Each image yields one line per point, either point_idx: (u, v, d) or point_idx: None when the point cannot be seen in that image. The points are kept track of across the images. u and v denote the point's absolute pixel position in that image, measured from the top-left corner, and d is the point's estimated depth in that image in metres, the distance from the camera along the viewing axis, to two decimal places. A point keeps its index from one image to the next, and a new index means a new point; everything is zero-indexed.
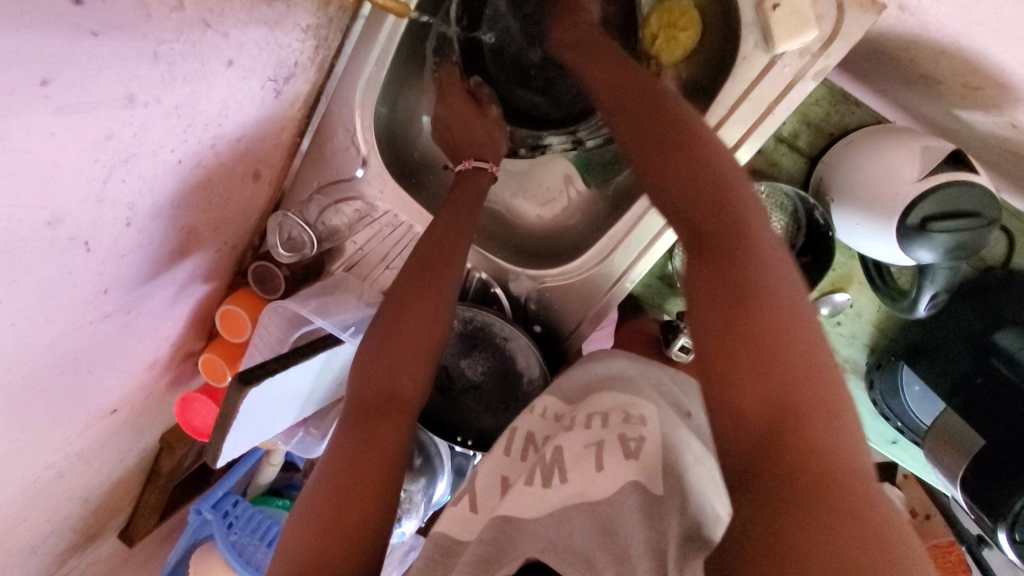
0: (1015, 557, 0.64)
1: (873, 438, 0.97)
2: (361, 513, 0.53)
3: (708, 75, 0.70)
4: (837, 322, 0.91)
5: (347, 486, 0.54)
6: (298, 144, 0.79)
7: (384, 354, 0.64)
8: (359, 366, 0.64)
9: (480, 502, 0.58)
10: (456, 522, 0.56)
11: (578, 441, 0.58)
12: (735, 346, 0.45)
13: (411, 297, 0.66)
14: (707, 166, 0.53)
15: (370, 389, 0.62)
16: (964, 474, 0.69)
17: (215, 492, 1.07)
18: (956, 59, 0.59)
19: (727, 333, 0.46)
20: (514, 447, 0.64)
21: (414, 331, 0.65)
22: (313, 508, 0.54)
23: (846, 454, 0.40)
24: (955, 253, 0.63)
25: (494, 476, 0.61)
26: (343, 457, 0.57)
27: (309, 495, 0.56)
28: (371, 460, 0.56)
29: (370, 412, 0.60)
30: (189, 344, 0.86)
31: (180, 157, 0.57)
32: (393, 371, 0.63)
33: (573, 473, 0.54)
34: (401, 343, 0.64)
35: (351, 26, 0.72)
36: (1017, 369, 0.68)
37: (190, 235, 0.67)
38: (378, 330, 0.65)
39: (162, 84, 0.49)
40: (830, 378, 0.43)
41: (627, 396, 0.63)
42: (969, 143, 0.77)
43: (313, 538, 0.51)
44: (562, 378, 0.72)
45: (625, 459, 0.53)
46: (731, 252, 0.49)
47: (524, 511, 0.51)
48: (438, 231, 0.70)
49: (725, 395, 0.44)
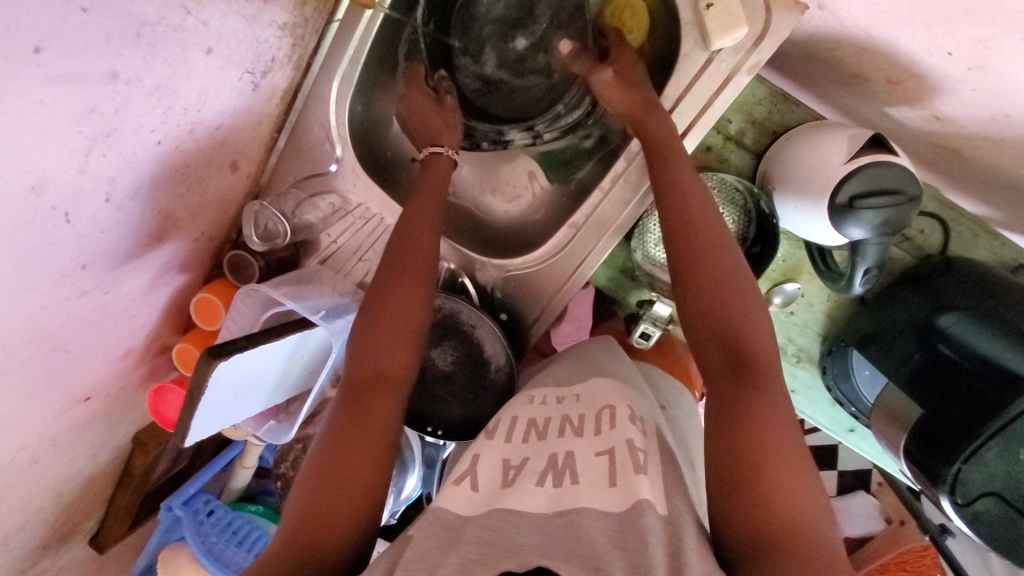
0: (961, 525, 0.66)
1: (831, 427, 1.02)
2: (355, 490, 0.55)
3: (656, 71, 0.76)
4: (790, 312, 0.96)
5: (340, 464, 0.56)
6: (275, 140, 0.83)
7: (371, 336, 0.66)
8: (352, 346, 0.67)
9: (483, 482, 0.58)
10: (461, 499, 0.56)
11: (590, 449, 0.58)
12: (746, 468, 0.51)
13: (395, 283, 0.69)
14: (720, 307, 0.61)
15: (361, 367, 0.65)
16: (908, 444, 0.72)
17: (186, 490, 1.07)
18: (875, 54, 0.65)
19: (741, 453, 0.52)
20: (516, 434, 0.64)
21: (403, 314, 0.67)
22: (311, 472, 0.56)
23: (835, 553, 0.47)
24: (883, 231, 0.68)
25: (494, 459, 0.61)
26: (336, 435, 0.59)
27: (302, 473, 0.57)
28: (363, 435, 0.59)
29: (362, 385, 0.63)
30: (165, 337, 0.88)
31: (159, 139, 0.60)
32: (382, 350, 0.66)
33: (587, 483, 0.54)
34: (391, 327, 0.67)
35: (326, 28, 0.78)
36: (955, 345, 0.71)
37: (168, 220, 0.70)
38: (366, 315, 0.68)
39: (144, 64, 0.53)
40: (809, 484, 0.51)
41: (626, 389, 0.67)
42: (902, 138, 0.84)
43: (312, 499, 0.54)
44: (557, 371, 0.77)
45: (637, 474, 0.53)
46: (750, 385, 0.57)
47: (535, 509, 0.52)
48: (411, 217, 0.74)
49: (738, 504, 0.50)
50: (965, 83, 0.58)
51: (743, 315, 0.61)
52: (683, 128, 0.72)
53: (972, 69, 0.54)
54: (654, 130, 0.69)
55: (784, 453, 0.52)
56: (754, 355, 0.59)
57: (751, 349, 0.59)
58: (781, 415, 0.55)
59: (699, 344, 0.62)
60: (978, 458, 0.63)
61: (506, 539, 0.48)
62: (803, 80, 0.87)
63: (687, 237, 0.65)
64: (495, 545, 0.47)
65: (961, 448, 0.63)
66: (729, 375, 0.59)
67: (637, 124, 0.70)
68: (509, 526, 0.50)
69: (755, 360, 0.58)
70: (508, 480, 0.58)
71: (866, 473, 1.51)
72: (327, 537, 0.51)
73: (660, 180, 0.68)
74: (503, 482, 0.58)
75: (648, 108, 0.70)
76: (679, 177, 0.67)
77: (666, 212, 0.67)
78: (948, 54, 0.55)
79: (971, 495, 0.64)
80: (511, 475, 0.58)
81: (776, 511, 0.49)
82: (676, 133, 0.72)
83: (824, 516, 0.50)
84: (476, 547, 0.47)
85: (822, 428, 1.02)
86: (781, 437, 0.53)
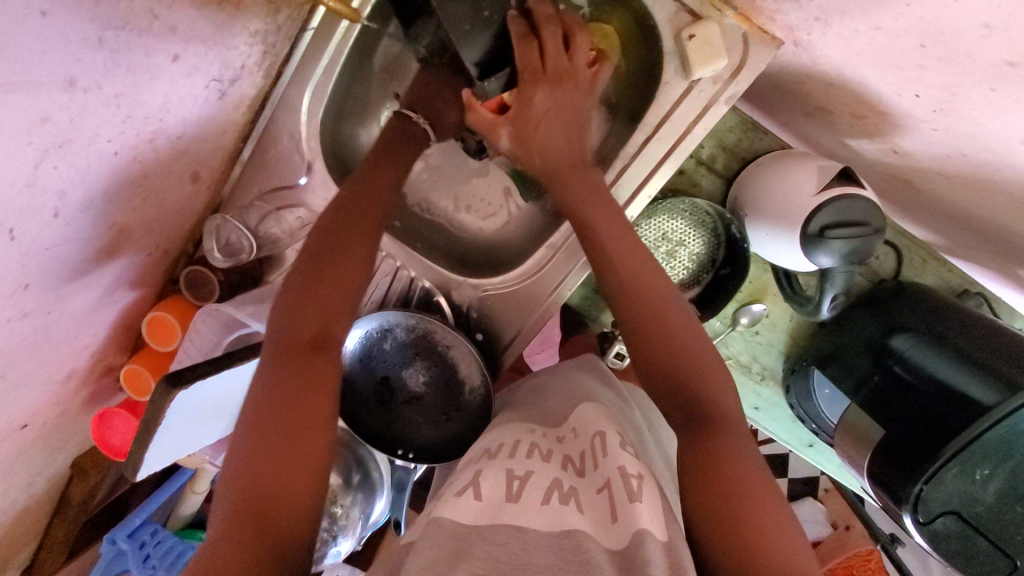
0: (924, 541, 0.69)
1: (792, 442, 1.05)
2: (304, 460, 0.54)
3: (636, 94, 0.77)
4: (755, 332, 0.99)
5: (287, 433, 0.55)
6: (239, 150, 0.79)
7: (309, 292, 0.62)
8: (284, 308, 0.62)
9: (485, 491, 0.55)
10: (464, 509, 0.52)
11: (589, 488, 0.58)
12: (720, 513, 0.53)
13: (336, 245, 0.64)
14: (667, 352, 0.63)
15: (299, 326, 0.60)
16: (872, 464, 0.75)
17: (132, 521, 0.99)
18: (844, 91, 0.67)
19: (712, 501, 0.54)
20: (519, 453, 0.62)
21: (347, 275, 0.64)
22: (252, 438, 0.55)
23: None
24: (849, 259, 0.72)
25: (496, 471, 0.58)
26: (277, 400, 0.56)
27: (241, 439, 0.55)
28: (310, 402, 0.57)
29: (301, 348, 0.59)
30: (111, 357, 0.81)
31: (115, 149, 0.56)
32: (321, 311, 0.62)
33: (588, 515, 0.53)
34: (332, 288, 0.63)
35: (299, 36, 0.74)
36: (910, 367, 0.74)
37: (121, 234, 0.65)
38: (305, 270, 0.63)
39: (104, 71, 0.48)
40: (784, 521, 0.53)
41: (609, 417, 0.67)
42: (860, 170, 0.89)
43: (257, 466, 0.53)
44: (541, 402, 0.77)
45: (633, 502, 0.52)
46: (707, 434, 0.59)
47: (536, 525, 0.50)
48: (361, 180, 0.69)
49: (720, 545, 0.51)
50: (928, 123, 0.61)
51: (693, 363, 0.63)
52: (662, 153, 0.73)
53: (936, 111, 0.57)
54: (571, 186, 0.68)
55: (752, 495, 0.54)
56: (707, 403, 0.61)
57: (703, 395, 0.61)
58: (745, 455, 0.57)
59: (648, 383, 0.65)
60: (937, 479, 0.66)
61: (514, 556, 0.46)
62: (770, 111, 0.91)
63: (635, 293, 0.65)
64: (501, 561, 0.45)
65: (922, 469, 0.66)
66: (690, 422, 0.61)
67: (553, 174, 0.69)
68: (518, 543, 0.47)
69: (709, 407, 0.61)
70: (512, 494, 0.55)
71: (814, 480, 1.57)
72: (282, 512, 0.51)
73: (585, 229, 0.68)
74: (508, 494, 0.55)
75: (564, 152, 0.68)
76: (603, 220, 0.67)
77: (598, 259, 0.67)
78: (915, 96, 0.57)
79: (932, 513, 0.67)
80: (515, 488, 0.56)
81: (757, 553, 0.50)
82: (655, 158, 0.73)
83: (801, 551, 0.51)
84: (481, 560, 0.45)
85: (784, 443, 1.05)
86: (752, 478, 0.55)
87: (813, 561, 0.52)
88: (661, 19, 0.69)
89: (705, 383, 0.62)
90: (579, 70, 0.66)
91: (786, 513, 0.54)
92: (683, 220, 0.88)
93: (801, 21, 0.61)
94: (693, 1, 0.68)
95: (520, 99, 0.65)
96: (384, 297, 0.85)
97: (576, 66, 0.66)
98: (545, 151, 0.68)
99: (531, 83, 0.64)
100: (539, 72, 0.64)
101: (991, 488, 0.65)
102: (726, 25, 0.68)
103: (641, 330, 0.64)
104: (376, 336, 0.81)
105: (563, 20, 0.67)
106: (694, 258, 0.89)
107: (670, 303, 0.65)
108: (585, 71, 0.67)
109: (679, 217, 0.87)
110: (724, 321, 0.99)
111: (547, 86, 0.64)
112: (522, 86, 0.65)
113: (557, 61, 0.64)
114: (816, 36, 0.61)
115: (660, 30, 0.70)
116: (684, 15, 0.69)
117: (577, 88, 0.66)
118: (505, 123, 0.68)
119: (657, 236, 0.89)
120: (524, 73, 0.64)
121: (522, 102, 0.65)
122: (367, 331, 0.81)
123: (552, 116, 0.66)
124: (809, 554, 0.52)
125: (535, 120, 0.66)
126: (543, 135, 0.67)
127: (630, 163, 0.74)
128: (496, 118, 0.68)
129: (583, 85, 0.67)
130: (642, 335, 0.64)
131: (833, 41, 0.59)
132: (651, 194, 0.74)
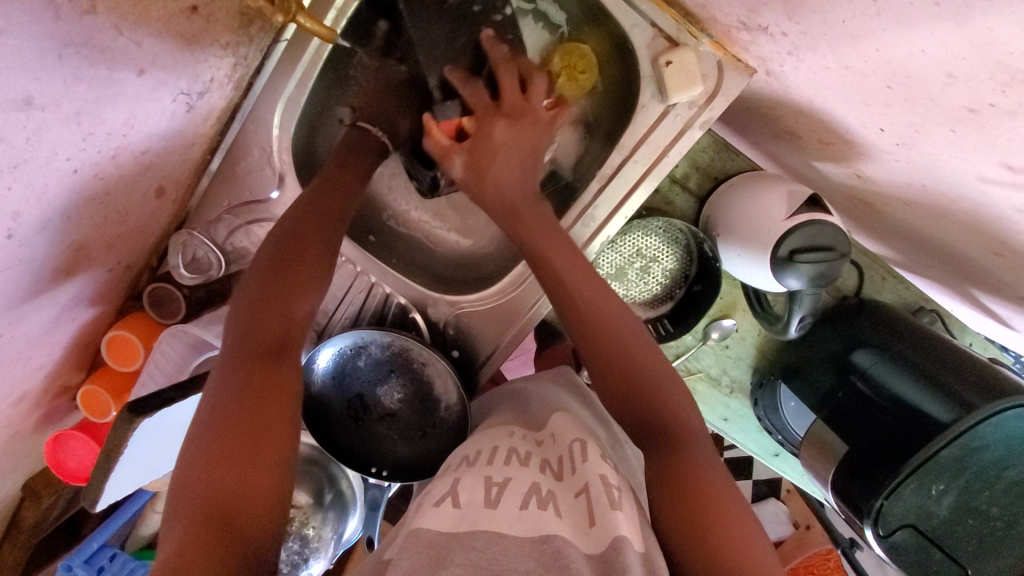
0: (882, 552, 0.72)
1: (758, 451, 1.08)
2: (268, 465, 0.53)
3: (615, 115, 0.78)
4: (725, 346, 1.02)
5: (248, 440, 0.52)
6: (207, 162, 0.76)
7: (268, 298, 0.60)
8: (239, 313, 0.60)
9: (464, 498, 0.55)
10: (442, 517, 0.52)
11: (567, 491, 0.57)
12: (690, 518, 0.54)
13: (295, 249, 0.63)
14: (628, 371, 0.64)
15: (253, 332, 0.58)
16: (834, 478, 0.77)
17: (89, 545, 0.96)
18: (813, 118, 0.69)
19: (678, 508, 0.55)
20: (497, 459, 0.62)
21: (306, 282, 0.62)
22: (206, 441, 0.52)
23: None
24: (817, 282, 0.74)
25: (474, 479, 0.58)
26: (236, 407, 0.54)
27: (192, 450, 0.52)
28: (269, 406, 0.55)
29: (260, 352, 0.58)
30: (67, 376, 0.78)
31: (75, 167, 0.53)
32: (279, 313, 0.60)
33: (567, 520, 0.53)
34: (291, 292, 0.61)
35: (272, 47, 0.72)
36: (873, 384, 0.77)
37: (80, 251, 0.62)
38: (262, 276, 0.61)
39: (64, 88, 0.46)
40: (746, 523, 0.55)
41: (581, 428, 0.68)
42: (824, 189, 0.92)
43: (213, 473, 0.50)
44: (519, 412, 0.77)
45: (613, 510, 0.53)
46: (675, 450, 0.60)
47: (517, 531, 0.50)
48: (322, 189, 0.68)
49: (688, 551, 0.52)
50: (891, 153, 0.63)
51: (660, 384, 0.64)
52: (641, 173, 0.74)
53: (900, 144, 0.59)
54: (524, 223, 0.66)
55: (718, 501, 0.55)
56: (672, 415, 0.63)
57: (665, 411, 0.63)
58: (709, 464, 0.59)
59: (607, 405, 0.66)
60: (897, 494, 0.69)
61: (495, 563, 0.46)
62: (741, 129, 0.93)
63: (596, 316, 0.65)
64: (482, 567, 0.45)
65: (883, 483, 0.69)
66: (651, 440, 0.63)
67: (506, 210, 0.66)
68: (499, 549, 0.47)
69: (673, 420, 0.62)
70: (491, 498, 0.54)
71: (776, 482, 1.61)
72: (248, 518, 0.49)
73: (538, 258, 0.66)
74: (486, 500, 0.54)
75: (519, 189, 0.65)
76: (557, 251, 0.66)
77: (557, 282, 0.66)
78: (880, 130, 0.59)
79: (891, 527, 0.70)
80: (494, 494, 0.55)
81: (722, 553, 0.51)
82: (634, 177, 0.74)
83: (765, 551, 0.53)
84: (460, 565, 0.45)
85: (751, 453, 1.08)
86: (720, 486, 0.57)
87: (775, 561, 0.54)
88: (639, 43, 0.70)
89: (668, 403, 0.63)
90: (540, 107, 0.66)
91: (749, 517, 0.56)
92: (657, 238, 0.89)
93: (774, 53, 0.63)
94: (670, 27, 0.69)
95: (479, 132, 0.64)
96: (358, 314, 0.83)
97: (533, 104, 0.66)
98: (500, 185, 0.65)
99: (490, 118, 0.65)
100: (495, 110, 0.65)
101: (944, 503, 0.68)
102: (702, 51, 0.70)
103: (595, 353, 0.65)
104: (349, 353, 0.79)
105: (517, 67, 0.69)
106: (667, 274, 0.92)
107: (628, 333, 0.65)
108: (544, 112, 0.67)
109: (654, 235, 0.89)
110: (695, 336, 1.01)
111: (504, 119, 0.64)
112: (482, 120, 0.65)
113: (513, 98, 0.65)
114: (788, 68, 0.63)
115: (638, 54, 0.71)
116: (661, 40, 0.70)
117: (535, 126, 0.66)
118: (460, 151, 0.65)
119: (632, 253, 0.91)
120: (480, 110, 0.66)
121: (480, 136, 0.64)
122: (340, 348, 0.79)
123: (510, 149, 0.64)
124: (772, 554, 0.54)
125: (492, 149, 0.64)
126: (500, 170, 0.64)
127: (608, 182, 0.75)
128: (452, 147, 0.65)
129: (543, 122, 0.66)
130: (597, 363, 0.65)
131: (804, 74, 0.61)
132: (627, 214, 0.75)
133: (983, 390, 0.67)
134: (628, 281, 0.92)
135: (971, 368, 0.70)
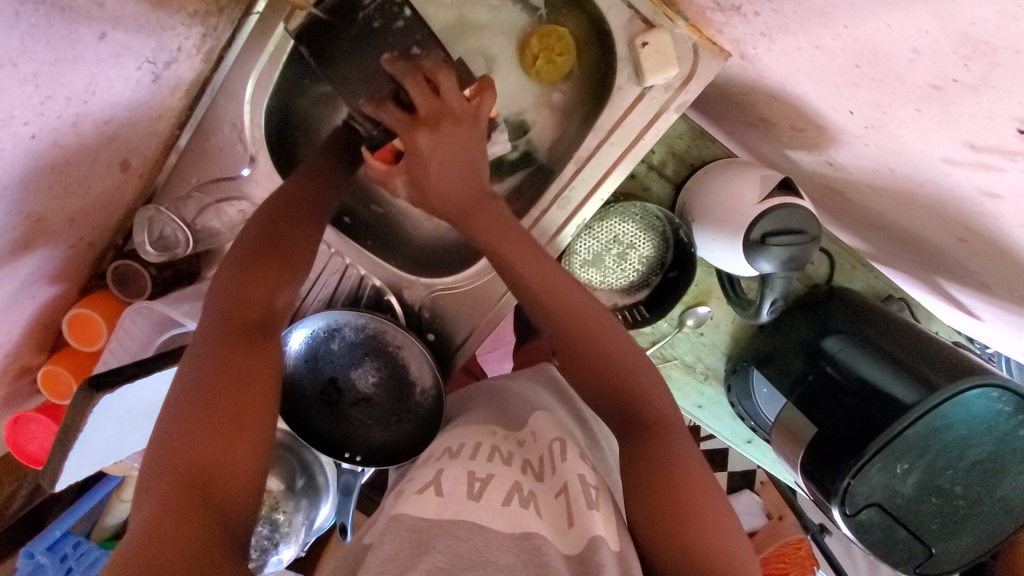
0: (848, 532, 0.74)
1: (732, 438, 1.09)
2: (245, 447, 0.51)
3: (591, 96, 0.79)
4: (700, 333, 1.03)
5: (232, 416, 0.51)
6: (175, 138, 0.75)
7: (256, 272, 0.59)
8: (224, 283, 0.58)
9: (447, 487, 0.54)
10: (424, 504, 0.51)
11: (547, 492, 0.57)
12: (669, 500, 0.54)
13: (284, 226, 0.62)
14: (600, 351, 0.64)
15: (237, 309, 0.57)
16: (803, 460, 0.78)
17: (51, 532, 0.93)
18: (785, 103, 0.70)
19: (657, 493, 0.56)
20: (480, 455, 0.61)
21: (295, 262, 0.62)
22: (185, 413, 0.51)
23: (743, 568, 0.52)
24: (788, 265, 0.75)
25: (456, 470, 0.57)
26: (217, 381, 0.52)
27: (169, 420, 0.50)
28: (253, 384, 0.54)
29: (246, 327, 0.56)
30: (27, 357, 0.75)
31: (33, 133, 0.51)
32: (266, 288, 0.59)
33: (546, 520, 0.53)
34: (278, 268, 0.60)
35: (243, 20, 0.71)
36: (841, 367, 0.78)
37: (39, 225, 0.60)
38: (248, 252, 0.60)
39: (20, 48, 0.44)
40: (722, 508, 0.55)
41: (559, 427, 0.69)
42: (800, 181, 0.92)
43: (192, 446, 0.49)
44: (499, 402, 0.76)
45: (590, 509, 0.53)
46: (654, 439, 0.60)
47: (495, 526, 0.49)
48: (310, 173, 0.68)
49: (666, 535, 0.53)
50: (860, 138, 0.64)
51: (630, 370, 0.63)
52: (616, 157, 0.74)
53: (868, 128, 0.60)
54: (478, 223, 0.64)
55: (693, 487, 0.56)
56: (645, 397, 0.63)
57: (638, 393, 0.63)
58: (685, 453, 0.59)
59: (581, 389, 0.66)
60: (864, 473, 0.70)
61: (475, 554, 0.45)
62: (716, 117, 0.94)
63: (562, 310, 0.64)
64: (461, 555, 0.45)
65: (852, 466, 0.70)
66: (631, 427, 0.62)
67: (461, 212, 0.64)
68: (479, 540, 0.46)
69: (645, 403, 0.62)
70: (474, 491, 0.54)
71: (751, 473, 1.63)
72: (224, 496, 0.48)
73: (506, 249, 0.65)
74: (469, 492, 0.53)
75: (466, 190, 0.63)
76: (524, 259, 0.65)
77: (519, 284, 0.65)
78: (850, 113, 0.60)
79: (858, 506, 0.71)
80: (476, 488, 0.54)
81: (698, 537, 0.52)
82: (610, 160, 0.74)
83: (737, 537, 0.54)
84: (444, 554, 0.44)
85: (725, 440, 1.09)
86: (698, 473, 0.57)
87: (747, 548, 0.55)
88: (616, 25, 0.71)
89: (645, 390, 0.63)
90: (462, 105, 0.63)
91: (724, 502, 0.56)
92: (633, 224, 0.90)
93: (747, 35, 0.63)
94: (646, 10, 0.69)
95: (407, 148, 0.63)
96: (332, 295, 0.82)
97: (448, 104, 0.63)
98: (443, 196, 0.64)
99: (409, 134, 0.62)
100: (411, 123, 0.62)
101: (909, 482, 0.70)
102: (678, 34, 0.70)
103: (565, 340, 0.65)
104: (323, 336, 0.78)
105: (419, 68, 0.65)
106: (644, 260, 0.92)
107: (599, 318, 0.65)
108: (462, 108, 0.63)
109: (630, 220, 0.89)
110: (670, 323, 1.02)
111: (425, 130, 0.62)
112: (404, 135, 0.63)
113: (426, 105, 0.62)
114: (761, 51, 0.64)
115: (614, 37, 0.71)
116: (638, 23, 0.70)
117: (460, 124, 0.63)
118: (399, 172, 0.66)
119: (608, 240, 0.91)
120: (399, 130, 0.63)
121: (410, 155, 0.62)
122: (313, 330, 0.78)
123: (444, 156, 0.62)
124: (744, 541, 0.55)
125: (425, 162, 0.62)
126: (437, 181, 0.63)
127: (585, 164, 0.75)
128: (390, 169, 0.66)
129: (466, 119, 0.63)
130: (568, 354, 0.65)
131: (777, 56, 0.62)
132: (603, 197, 0.75)
133: (948, 372, 0.69)
134: (604, 267, 0.92)
135: (935, 353, 0.72)
